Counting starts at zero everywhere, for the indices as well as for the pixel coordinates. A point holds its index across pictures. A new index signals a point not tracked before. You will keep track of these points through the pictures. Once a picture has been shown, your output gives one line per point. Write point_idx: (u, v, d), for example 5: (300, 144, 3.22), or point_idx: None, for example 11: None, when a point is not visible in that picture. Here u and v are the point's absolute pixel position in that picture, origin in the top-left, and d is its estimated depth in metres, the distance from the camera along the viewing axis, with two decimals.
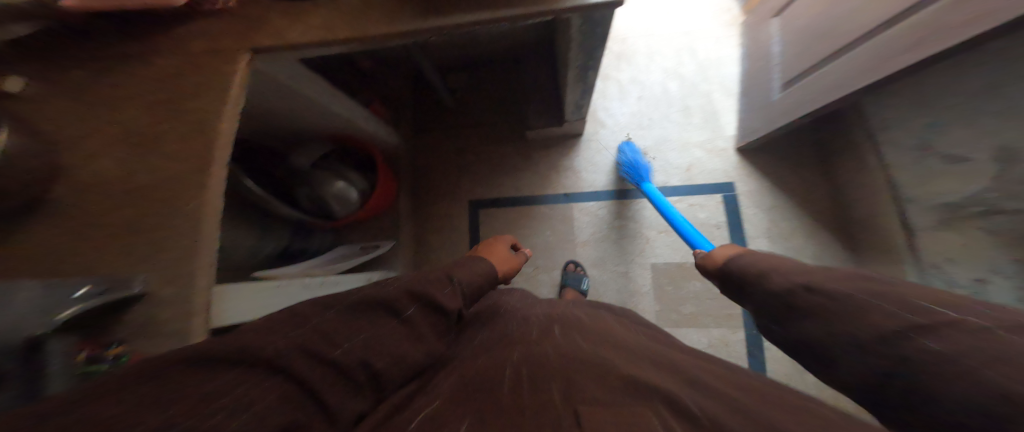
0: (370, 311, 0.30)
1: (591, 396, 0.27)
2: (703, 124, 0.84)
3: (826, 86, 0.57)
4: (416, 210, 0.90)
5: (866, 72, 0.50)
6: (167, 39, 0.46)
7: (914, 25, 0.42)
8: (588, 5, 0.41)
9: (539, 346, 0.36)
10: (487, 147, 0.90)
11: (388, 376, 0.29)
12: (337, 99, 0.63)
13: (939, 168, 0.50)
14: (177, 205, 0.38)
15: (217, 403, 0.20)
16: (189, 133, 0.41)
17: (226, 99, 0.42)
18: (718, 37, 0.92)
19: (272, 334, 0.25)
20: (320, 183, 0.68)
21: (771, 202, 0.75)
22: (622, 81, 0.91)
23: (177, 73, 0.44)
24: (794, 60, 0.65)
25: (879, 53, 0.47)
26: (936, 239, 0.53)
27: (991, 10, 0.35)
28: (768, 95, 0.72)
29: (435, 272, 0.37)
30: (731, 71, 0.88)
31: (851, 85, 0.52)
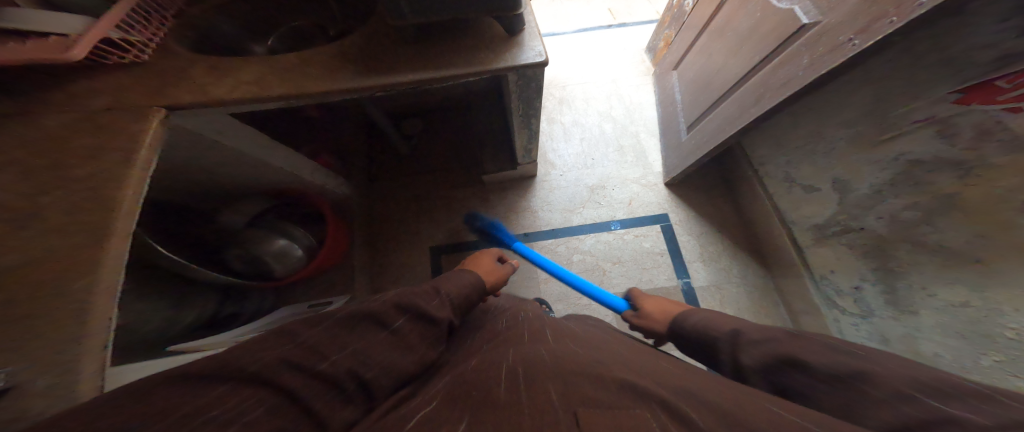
0: (356, 326, 0.34)
1: (587, 395, 0.27)
2: (636, 161, 0.94)
3: (710, 130, 0.68)
4: (371, 260, 0.85)
5: (734, 120, 0.60)
6: (64, 94, 0.41)
7: (754, 88, 0.55)
8: (519, 65, 0.46)
9: (532, 350, 0.37)
10: (443, 191, 0.90)
11: (378, 384, 0.31)
12: (274, 151, 0.60)
13: (802, 196, 0.62)
14: (56, 286, 0.32)
15: (209, 411, 0.22)
16: (84, 201, 0.36)
17: (133, 161, 0.38)
18: (637, 85, 1.07)
19: (261, 351, 0.28)
20: (260, 241, 0.67)
21: (699, 229, 0.85)
22: (564, 123, 1.01)
23: (74, 131, 0.39)
24: (693, 106, 0.78)
25: (740, 105, 0.59)
26: (818, 255, 0.64)
27: (791, 77, 0.47)
28: (678, 135, 0.84)
29: (424, 287, 0.43)
30: (651, 114, 1.02)
31: (725, 131, 0.63)
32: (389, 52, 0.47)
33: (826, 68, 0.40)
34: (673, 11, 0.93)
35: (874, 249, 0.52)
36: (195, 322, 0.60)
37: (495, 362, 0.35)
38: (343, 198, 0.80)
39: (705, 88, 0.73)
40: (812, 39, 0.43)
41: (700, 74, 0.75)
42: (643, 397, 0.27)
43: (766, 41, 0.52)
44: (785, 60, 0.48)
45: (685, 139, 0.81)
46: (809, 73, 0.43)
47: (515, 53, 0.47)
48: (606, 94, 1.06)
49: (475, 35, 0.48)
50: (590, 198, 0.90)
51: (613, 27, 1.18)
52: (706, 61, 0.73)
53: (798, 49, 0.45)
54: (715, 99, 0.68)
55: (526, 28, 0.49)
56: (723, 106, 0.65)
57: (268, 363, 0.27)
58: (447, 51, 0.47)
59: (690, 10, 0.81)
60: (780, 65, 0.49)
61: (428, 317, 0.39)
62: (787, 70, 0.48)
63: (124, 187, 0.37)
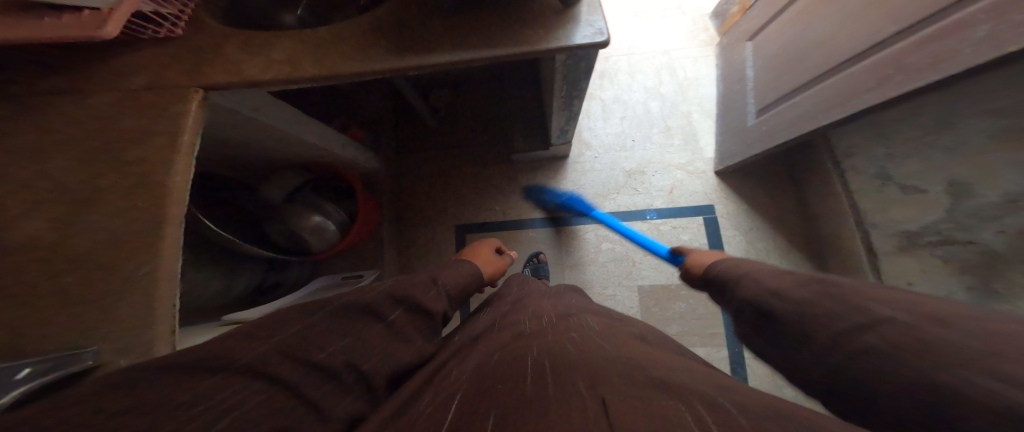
0: (351, 317, 0.33)
1: (615, 388, 0.25)
2: (683, 145, 0.86)
3: (793, 117, 0.62)
4: (399, 236, 0.86)
5: (833, 108, 0.54)
6: (103, 73, 0.40)
7: (884, 65, 0.45)
8: (571, 45, 0.40)
9: (556, 342, 0.35)
10: (471, 169, 0.87)
11: (377, 376, 0.31)
12: (310, 128, 0.59)
13: (896, 198, 0.53)
14: (123, 274, 0.34)
15: (196, 408, 0.21)
16: (134, 190, 0.36)
17: (176, 147, 0.38)
18: (695, 57, 0.98)
19: (252, 342, 0.27)
20: (296, 217, 0.64)
21: (748, 225, 0.78)
22: (605, 100, 0.93)
23: (118, 114, 0.39)
24: (766, 88, 0.71)
25: (847, 88, 0.51)
26: (893, 264, 0.57)
27: (946, 56, 0.37)
28: (744, 119, 0.77)
29: (420, 277, 0.42)
30: (708, 91, 0.93)
31: (816, 117, 0.57)
32: (426, 30, 0.43)
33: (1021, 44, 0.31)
34: None
35: (978, 266, 0.46)
36: (243, 290, 0.64)
37: (518, 353, 0.34)
38: (372, 175, 0.79)
39: (796, 65, 0.62)
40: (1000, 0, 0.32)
41: (792, 43, 0.64)
42: (676, 391, 0.25)
43: (905, 6, 0.42)
44: (946, 31, 0.37)
45: (752, 125, 0.73)
46: (990, 51, 0.33)
47: (570, 31, 0.41)
48: (657, 67, 0.98)
49: (523, 7, 0.43)
50: (628, 183, 0.84)
51: None
52: (802, 29, 0.61)
53: (967, 18, 0.35)
54: (803, 82, 0.60)
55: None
56: (827, 85, 0.55)
57: (259, 355, 0.26)
58: (491, 30, 0.42)
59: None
60: (930, 39, 0.39)
61: (423, 309, 0.39)
62: (947, 43, 0.37)
63: (172, 175, 0.37)
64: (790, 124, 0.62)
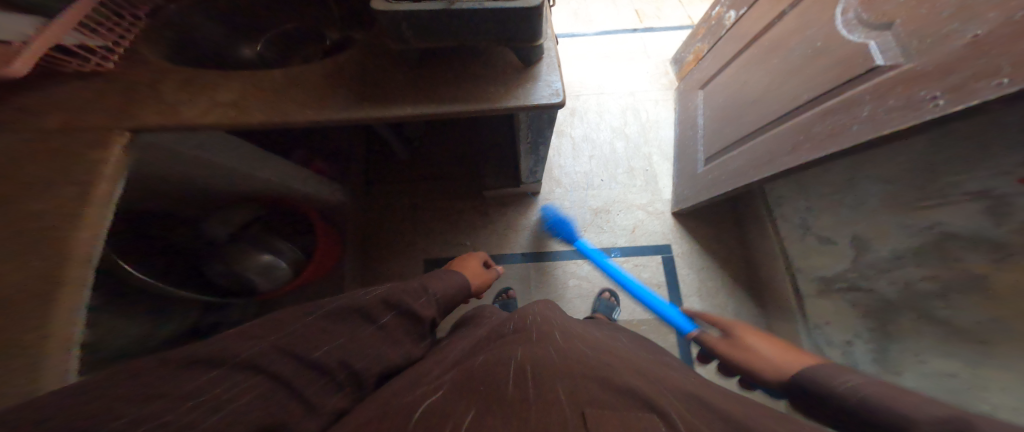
0: (346, 319, 0.32)
1: (594, 398, 0.26)
2: (643, 185, 0.92)
3: (732, 169, 0.69)
4: (365, 271, 0.80)
5: (761, 167, 0.60)
6: (14, 108, 0.36)
7: (802, 129, 0.52)
8: (531, 105, 0.43)
9: (539, 347, 0.34)
10: (441, 203, 0.86)
11: (367, 374, 0.31)
12: (267, 163, 0.57)
13: (815, 246, 0.61)
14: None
15: (192, 405, 0.21)
16: (27, 244, 0.31)
17: (86, 200, 0.33)
18: (656, 100, 1.08)
19: (248, 340, 0.26)
20: (241, 257, 0.58)
21: (700, 263, 0.83)
22: (575, 137, 0.98)
23: (19, 160, 0.34)
24: (714, 139, 0.79)
25: (773, 148, 0.59)
26: (818, 305, 0.63)
27: (840, 131, 0.45)
28: (694, 166, 0.84)
29: (412, 284, 0.41)
30: (667, 134, 1.01)
31: (748, 174, 0.64)
32: (389, 78, 0.43)
33: (891, 129, 0.37)
34: (709, 27, 0.91)
35: (874, 312, 0.52)
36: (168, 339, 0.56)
37: (504, 355, 0.33)
38: (336, 208, 0.74)
39: (738, 119, 0.71)
40: (884, 86, 0.40)
41: (738, 96, 0.73)
42: (655, 404, 0.26)
43: (825, 80, 0.50)
44: (842, 106, 0.45)
45: (701, 172, 0.81)
46: (869, 131, 0.40)
47: (531, 90, 0.43)
48: (623, 107, 1.06)
49: (488, 62, 0.45)
50: (594, 222, 0.87)
51: (638, 31, 1.19)
52: (747, 83, 0.70)
53: (857, 100, 0.43)
54: (742, 136, 0.68)
55: (544, 58, 0.46)
56: (758, 141, 0.63)
57: (257, 352, 0.26)
58: (456, 83, 0.44)
59: (732, 24, 0.80)
60: (833, 111, 0.47)
61: (416, 316, 0.38)
62: (847, 115, 0.44)
63: (79, 228, 0.32)
64: (730, 173, 0.70)
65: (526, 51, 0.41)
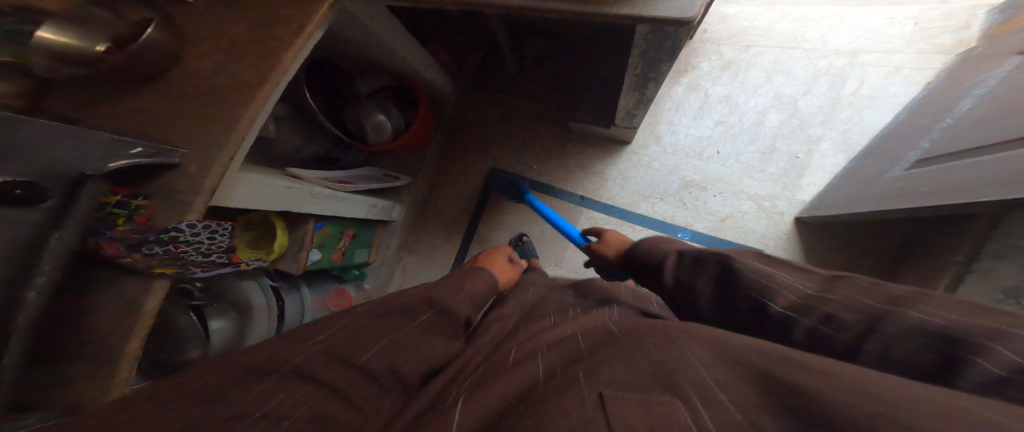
0: (392, 318, 0.43)
1: (617, 380, 0.26)
2: (776, 176, 0.84)
3: (943, 181, 0.53)
4: (445, 154, 1.08)
5: (975, 188, 0.47)
6: None
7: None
8: (645, 17, 0.41)
9: (574, 341, 0.36)
10: (527, 123, 1.00)
11: (409, 378, 0.39)
12: (409, 46, 0.77)
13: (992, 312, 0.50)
14: (232, 111, 0.47)
15: (261, 409, 0.29)
16: (261, 58, 0.50)
17: (292, 41, 0.50)
18: (889, 71, 0.85)
19: (298, 351, 0.35)
20: (366, 112, 0.85)
21: None
22: (712, 96, 0.92)
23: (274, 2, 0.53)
24: (957, 135, 0.56)
25: (1004, 168, 0.44)
26: None
27: None
28: (885, 169, 0.65)
29: (449, 284, 0.52)
30: (868, 117, 0.83)
31: (957, 193, 0.49)
32: None
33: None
34: None
35: None
36: (313, 155, 0.86)
37: (529, 354, 0.37)
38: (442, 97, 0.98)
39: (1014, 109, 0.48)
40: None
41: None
42: (675, 382, 0.24)
43: None
44: None
45: (888, 179, 0.63)
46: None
47: (659, 0, 0.40)
48: (818, 72, 0.88)
49: None
50: (681, 194, 0.87)
51: None
52: None
53: None
54: (997, 140, 0.48)
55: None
56: (998, 157, 0.46)
57: (308, 357, 0.35)
58: None
59: None
60: None
61: (450, 313, 0.48)
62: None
63: (287, 53, 0.50)
64: (951, 185, 0.51)
65: None
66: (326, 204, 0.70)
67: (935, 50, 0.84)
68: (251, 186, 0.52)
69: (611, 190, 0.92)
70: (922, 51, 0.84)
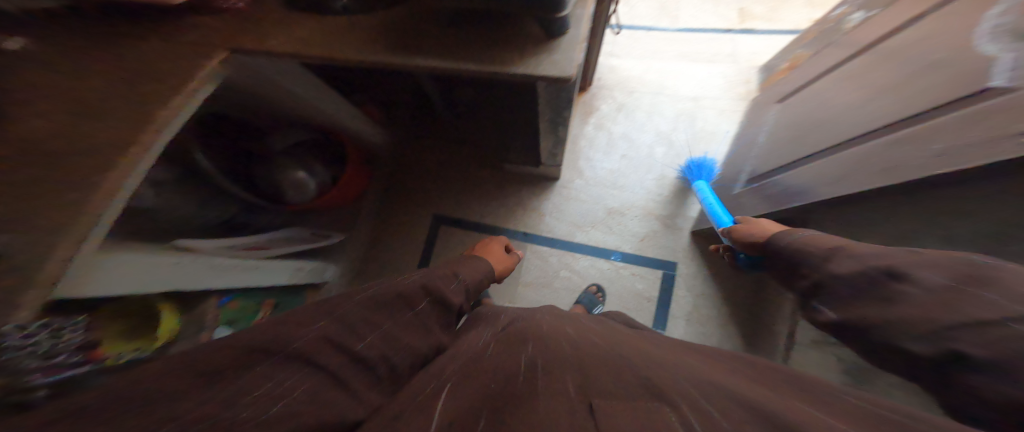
0: (389, 308, 0.43)
1: (604, 391, 0.30)
2: (669, 197, 1.03)
3: (774, 192, 0.73)
4: (383, 205, 1.08)
5: (795, 194, 0.66)
6: (164, 27, 0.52)
7: (855, 160, 0.54)
8: (535, 75, 0.48)
9: (553, 346, 0.39)
10: (465, 168, 1.07)
11: (401, 368, 0.39)
12: (329, 99, 0.75)
13: None
14: (89, 181, 0.39)
15: (248, 397, 0.28)
16: (133, 117, 0.44)
17: (179, 90, 0.47)
18: (721, 110, 1.15)
19: (298, 332, 0.35)
20: (281, 169, 0.77)
21: (701, 290, 0.93)
22: (614, 134, 1.12)
23: (153, 60, 0.49)
24: (767, 158, 0.81)
25: (813, 178, 0.63)
26: (805, 355, 0.73)
27: (899, 165, 0.46)
28: (733, 187, 0.91)
29: (445, 271, 0.56)
30: (717, 148, 1.10)
31: (782, 202, 0.69)
32: (426, 35, 0.52)
33: (987, 162, 0.35)
34: (822, 33, 0.94)
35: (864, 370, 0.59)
36: (211, 222, 0.73)
37: (515, 351, 0.39)
38: (374, 147, 0.98)
39: (802, 140, 0.71)
40: (983, 110, 0.38)
41: (817, 112, 0.71)
42: (662, 396, 0.29)
43: (903, 104, 0.50)
44: (908, 138, 0.46)
45: (738, 193, 0.88)
46: (937, 166, 0.40)
47: (545, 62, 0.48)
48: (678, 112, 1.15)
49: (514, 31, 0.50)
50: (607, 220, 1.01)
51: (733, 31, 1.30)
52: (840, 93, 0.67)
53: (926, 139, 0.43)
54: (800, 157, 0.68)
55: (568, 34, 0.49)
56: (805, 169, 0.66)
57: (308, 342, 0.34)
58: (477, 46, 0.50)
59: (853, 26, 0.79)
60: (902, 141, 0.47)
61: (444, 302, 0.50)
62: (916, 148, 0.44)
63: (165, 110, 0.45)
64: (778, 193, 0.72)
65: (549, 21, 0.45)
66: (234, 275, 0.60)
67: (740, 97, 1.17)
68: (118, 269, 0.42)
69: (550, 223, 1.01)
70: (735, 96, 1.18)
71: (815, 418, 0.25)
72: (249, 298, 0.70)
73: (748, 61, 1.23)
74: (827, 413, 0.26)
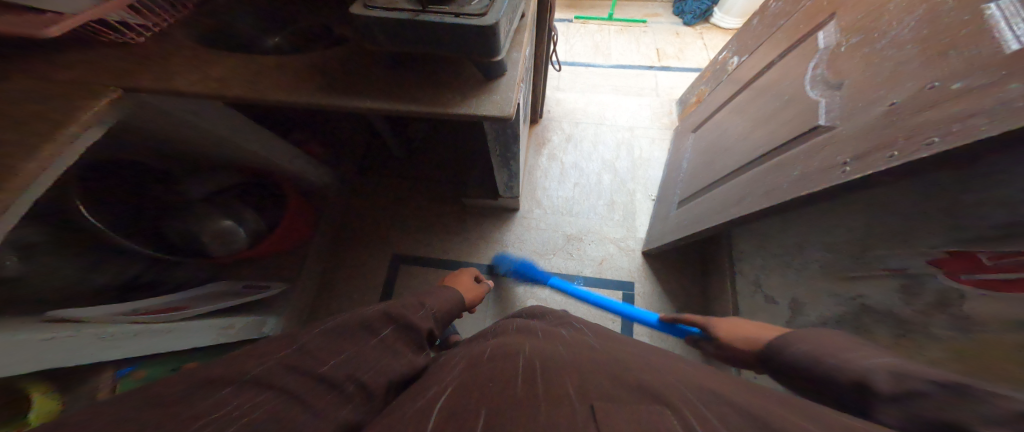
0: (354, 334, 0.39)
1: (604, 394, 0.27)
2: (619, 220, 1.11)
3: (695, 213, 0.83)
4: (334, 248, 0.99)
5: (707, 218, 0.76)
6: (44, 64, 0.45)
7: (750, 182, 0.66)
8: (477, 114, 0.50)
9: (551, 348, 0.37)
10: (423, 202, 1.05)
11: (373, 387, 0.34)
12: (259, 137, 0.69)
13: (762, 304, 0.74)
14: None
15: (203, 419, 0.24)
16: None
17: (56, 136, 0.39)
18: (652, 138, 1.30)
19: (257, 360, 0.31)
20: (207, 219, 0.75)
21: (658, 305, 1.00)
22: (565, 163, 1.19)
23: (19, 100, 0.42)
24: (690, 185, 0.92)
25: (721, 200, 0.74)
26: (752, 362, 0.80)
27: (774, 188, 0.58)
28: (668, 209, 0.99)
29: (411, 300, 0.50)
30: (654, 173, 1.22)
31: (697, 226, 0.78)
32: (362, 77, 0.52)
33: (826, 186, 0.45)
34: (714, 72, 1.15)
35: None
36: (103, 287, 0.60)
37: (510, 353, 0.35)
38: (317, 185, 0.91)
39: (712, 164, 0.86)
40: (819, 142, 0.51)
41: (720, 141, 0.87)
42: (666, 399, 0.26)
43: (779, 134, 0.63)
44: (781, 164, 0.59)
45: (672, 215, 0.95)
46: (796, 189, 0.51)
47: (486, 102, 0.50)
48: (618, 142, 1.27)
49: (454, 74, 0.53)
50: (566, 246, 1.05)
51: (654, 68, 1.52)
52: (735, 122, 0.83)
53: (788, 167, 0.56)
54: (713, 180, 0.81)
55: (504, 76, 0.53)
56: (719, 190, 0.77)
57: (267, 369, 0.31)
58: (417, 87, 0.51)
59: (734, 68, 1.00)
60: (776, 167, 0.60)
61: (414, 327, 0.44)
62: (785, 172, 0.57)
63: (29, 160, 0.37)
64: (690, 218, 0.84)
65: (485, 65, 0.48)
66: (131, 348, 0.48)
67: (665, 126, 1.33)
68: None
69: (511, 254, 1.02)
70: (664, 125, 1.34)
71: (769, 405, 0.27)
72: (160, 364, 0.55)
73: (668, 94, 1.43)
74: (784, 404, 0.27)
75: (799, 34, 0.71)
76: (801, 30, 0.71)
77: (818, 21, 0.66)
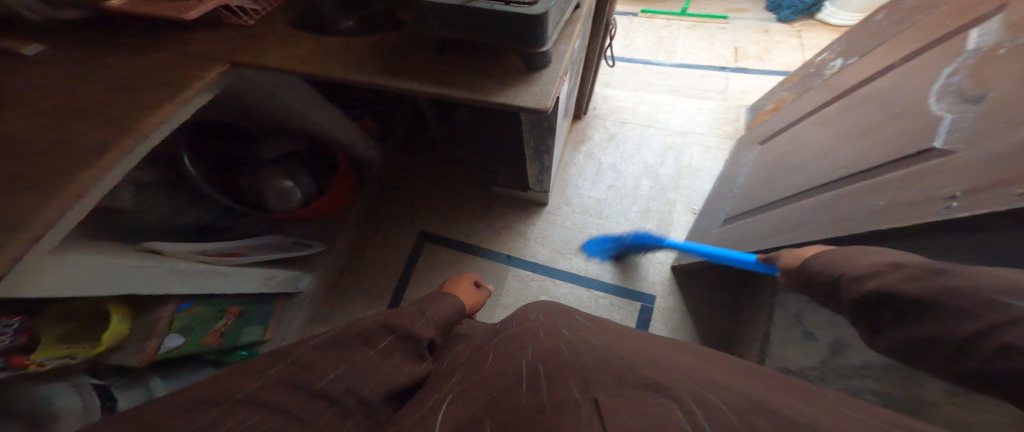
0: (350, 347, 0.43)
1: (609, 391, 0.25)
2: (653, 230, 1.04)
3: (745, 233, 0.74)
4: (370, 218, 1.09)
5: (760, 241, 0.67)
6: (175, 39, 0.56)
7: (817, 207, 0.57)
8: (512, 103, 0.50)
9: (551, 345, 0.37)
10: (456, 186, 1.10)
11: (372, 398, 0.37)
12: (323, 111, 0.79)
13: (799, 340, 0.65)
14: (67, 174, 0.40)
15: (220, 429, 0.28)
16: (116, 120, 0.46)
17: (174, 97, 0.49)
18: (707, 147, 1.18)
19: (254, 379, 0.35)
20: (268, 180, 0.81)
21: (676, 324, 0.92)
22: (603, 164, 1.15)
23: (153, 68, 0.52)
24: (742, 200, 0.83)
25: (779, 222, 0.65)
26: None
27: (848, 217, 0.49)
28: (711, 224, 0.90)
29: (410, 310, 0.54)
30: (701, 185, 1.11)
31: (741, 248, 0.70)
32: (414, 60, 0.55)
33: (917, 222, 0.38)
34: (805, 77, 0.99)
35: None
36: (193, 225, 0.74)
37: (513, 358, 0.35)
38: (363, 158, 1.02)
39: (776, 181, 0.75)
40: (923, 168, 0.42)
41: (791, 156, 0.76)
42: (665, 390, 0.24)
43: (873, 154, 0.53)
44: (865, 189, 0.49)
45: (714, 232, 0.86)
46: (880, 220, 0.43)
47: (525, 93, 0.51)
48: (666, 147, 1.18)
49: (498, 62, 0.54)
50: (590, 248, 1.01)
51: (727, 69, 1.36)
52: (820, 134, 0.72)
53: (874, 195, 0.47)
54: (770, 200, 0.71)
55: (548, 67, 0.53)
56: (777, 211, 0.67)
57: (267, 385, 0.34)
58: (462, 73, 0.53)
59: (835, 72, 0.85)
60: (859, 191, 0.50)
61: (412, 337, 0.48)
62: (865, 200, 0.48)
63: (152, 116, 0.47)
64: (735, 238, 0.75)
65: (529, 56, 0.49)
66: (194, 282, 0.58)
67: (727, 134, 1.20)
68: (69, 271, 0.41)
69: (531, 247, 1.02)
70: (724, 133, 1.20)
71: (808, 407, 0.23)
72: (212, 304, 0.66)
73: (737, 100, 1.27)
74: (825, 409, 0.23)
75: (940, 32, 0.57)
76: (944, 27, 0.57)
77: (980, 13, 0.51)
